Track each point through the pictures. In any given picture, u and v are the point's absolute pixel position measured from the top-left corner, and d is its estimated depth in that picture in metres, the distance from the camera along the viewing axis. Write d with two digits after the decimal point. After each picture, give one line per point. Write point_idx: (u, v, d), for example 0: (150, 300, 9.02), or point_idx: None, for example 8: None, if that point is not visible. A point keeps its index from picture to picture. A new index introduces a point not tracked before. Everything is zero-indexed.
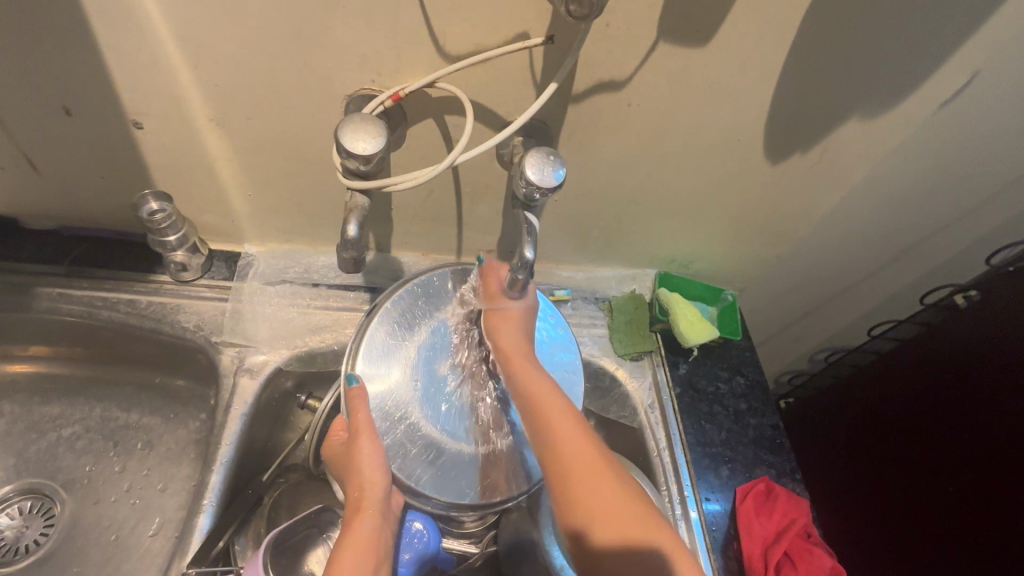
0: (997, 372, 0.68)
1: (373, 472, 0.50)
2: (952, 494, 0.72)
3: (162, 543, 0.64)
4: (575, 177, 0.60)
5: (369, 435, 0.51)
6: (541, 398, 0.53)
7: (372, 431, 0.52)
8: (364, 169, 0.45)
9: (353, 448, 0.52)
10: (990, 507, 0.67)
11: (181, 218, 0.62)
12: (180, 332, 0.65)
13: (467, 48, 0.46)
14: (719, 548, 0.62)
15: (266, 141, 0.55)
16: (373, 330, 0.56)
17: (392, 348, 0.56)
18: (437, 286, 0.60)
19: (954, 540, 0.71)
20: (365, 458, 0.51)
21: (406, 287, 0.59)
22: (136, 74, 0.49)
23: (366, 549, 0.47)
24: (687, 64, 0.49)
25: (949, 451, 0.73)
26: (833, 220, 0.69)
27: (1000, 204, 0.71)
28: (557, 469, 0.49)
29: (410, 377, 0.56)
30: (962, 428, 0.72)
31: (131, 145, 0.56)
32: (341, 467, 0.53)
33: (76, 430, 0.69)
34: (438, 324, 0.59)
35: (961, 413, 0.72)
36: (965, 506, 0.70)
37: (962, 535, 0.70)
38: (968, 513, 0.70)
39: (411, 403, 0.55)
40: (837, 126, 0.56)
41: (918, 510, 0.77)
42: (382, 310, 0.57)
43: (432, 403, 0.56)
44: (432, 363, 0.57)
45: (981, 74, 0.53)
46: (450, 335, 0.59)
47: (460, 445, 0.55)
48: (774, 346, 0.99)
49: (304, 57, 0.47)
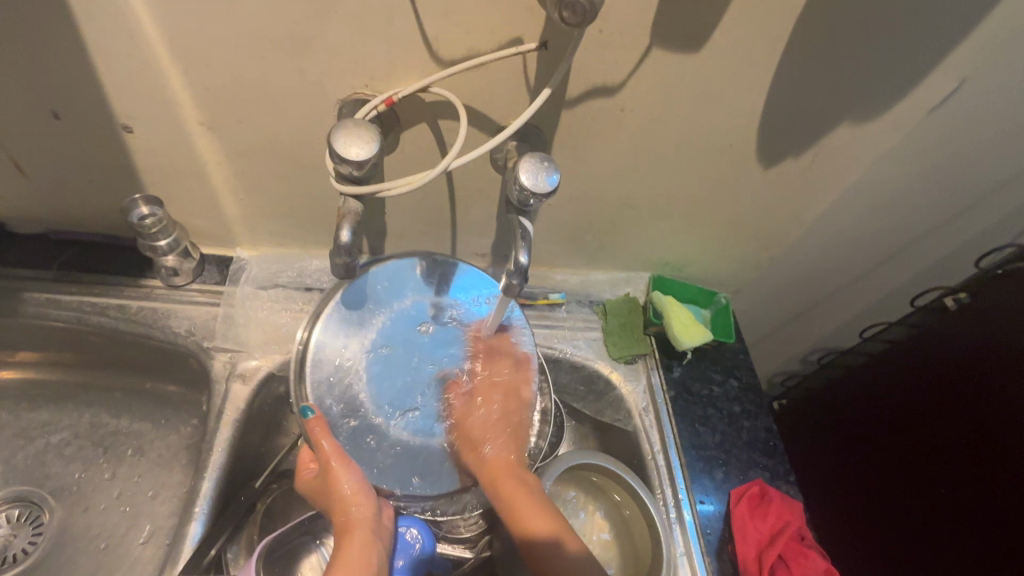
0: (986, 373, 0.69)
1: (355, 496, 0.51)
2: (942, 496, 0.73)
3: (153, 550, 0.63)
4: (569, 181, 0.60)
5: (339, 457, 0.52)
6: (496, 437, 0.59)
7: (340, 453, 0.52)
8: (357, 174, 0.45)
9: (326, 476, 0.52)
10: (980, 508, 0.68)
11: (172, 222, 0.62)
12: (170, 337, 0.64)
13: (461, 52, 0.46)
14: (713, 550, 0.62)
15: (258, 145, 0.54)
16: (318, 328, 0.57)
17: (337, 364, 0.57)
18: (384, 277, 0.60)
19: (945, 543, 0.72)
20: (343, 481, 0.51)
21: (340, 294, 0.59)
22: (126, 77, 0.48)
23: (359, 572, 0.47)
24: (680, 69, 0.49)
25: (940, 453, 0.74)
26: (825, 223, 0.70)
27: (989, 206, 0.72)
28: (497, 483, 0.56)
29: (359, 371, 0.57)
30: (951, 429, 0.72)
31: (121, 149, 0.55)
32: (320, 499, 0.53)
33: (65, 437, 0.68)
34: (387, 315, 0.60)
35: (950, 415, 0.73)
36: (954, 508, 0.71)
37: (953, 538, 0.71)
38: (959, 515, 0.70)
39: (362, 397, 0.57)
40: (829, 131, 0.56)
41: (910, 514, 0.77)
42: (319, 325, 0.57)
43: (382, 394, 0.57)
44: (384, 368, 0.58)
45: (970, 79, 0.53)
46: (395, 336, 0.59)
47: (432, 441, 0.58)
48: (768, 347, 0.99)
49: (296, 61, 0.47)
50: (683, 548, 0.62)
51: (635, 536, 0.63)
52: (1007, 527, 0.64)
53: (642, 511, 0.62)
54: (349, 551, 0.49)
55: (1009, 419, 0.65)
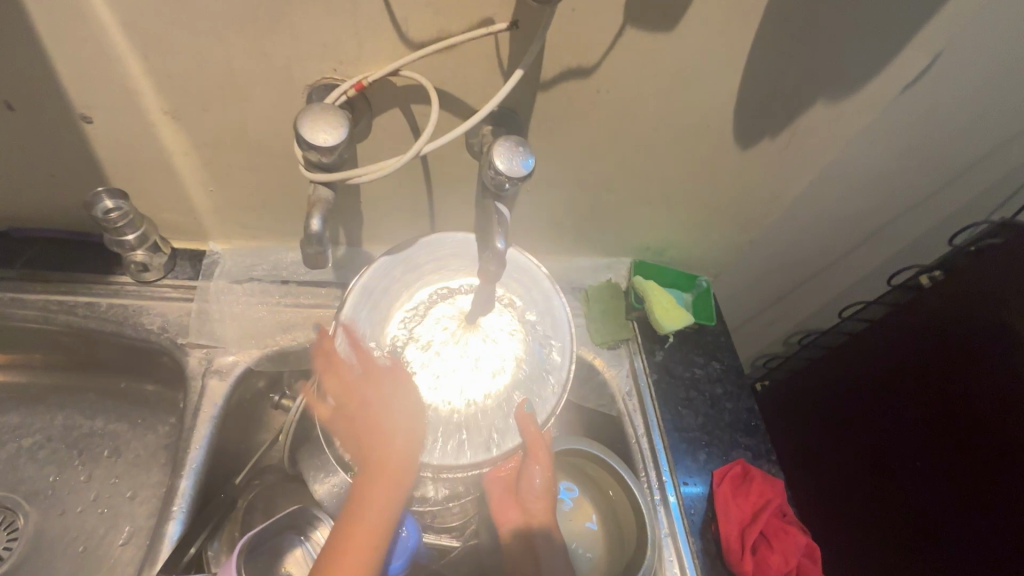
0: (973, 356, 0.69)
1: (415, 444, 0.54)
2: (933, 484, 0.72)
3: (134, 551, 0.62)
4: (546, 166, 0.60)
5: (404, 402, 0.55)
6: (540, 485, 0.57)
7: (406, 399, 0.55)
8: (327, 161, 0.44)
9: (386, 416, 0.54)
10: (972, 494, 0.68)
11: (139, 216, 0.60)
12: (143, 334, 0.63)
13: (431, 34, 0.45)
14: (697, 531, 0.62)
15: (225, 134, 0.53)
16: (375, 272, 0.57)
17: (370, 318, 0.58)
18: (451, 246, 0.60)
19: (938, 531, 0.71)
20: (398, 428, 0.54)
21: (389, 254, 0.58)
22: (81, 65, 0.46)
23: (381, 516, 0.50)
24: (654, 48, 0.48)
25: (930, 440, 0.73)
26: (802, 204, 0.70)
27: (961, 183, 0.73)
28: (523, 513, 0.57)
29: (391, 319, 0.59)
30: (941, 414, 0.72)
31: (81, 141, 0.53)
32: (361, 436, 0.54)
33: (37, 440, 0.67)
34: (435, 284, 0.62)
35: (939, 399, 0.73)
36: (945, 495, 0.71)
37: (946, 526, 0.70)
38: (950, 503, 0.70)
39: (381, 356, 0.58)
40: (804, 111, 0.56)
41: (900, 502, 0.77)
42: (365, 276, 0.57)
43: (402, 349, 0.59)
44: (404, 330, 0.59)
45: (940, 57, 0.54)
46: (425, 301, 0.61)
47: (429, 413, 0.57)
48: (749, 330, 1.00)
49: (261, 46, 0.45)
50: (667, 529, 0.62)
51: (620, 517, 0.64)
52: (998, 512, 0.65)
53: (626, 493, 0.62)
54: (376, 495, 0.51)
55: (999, 403, 0.65)
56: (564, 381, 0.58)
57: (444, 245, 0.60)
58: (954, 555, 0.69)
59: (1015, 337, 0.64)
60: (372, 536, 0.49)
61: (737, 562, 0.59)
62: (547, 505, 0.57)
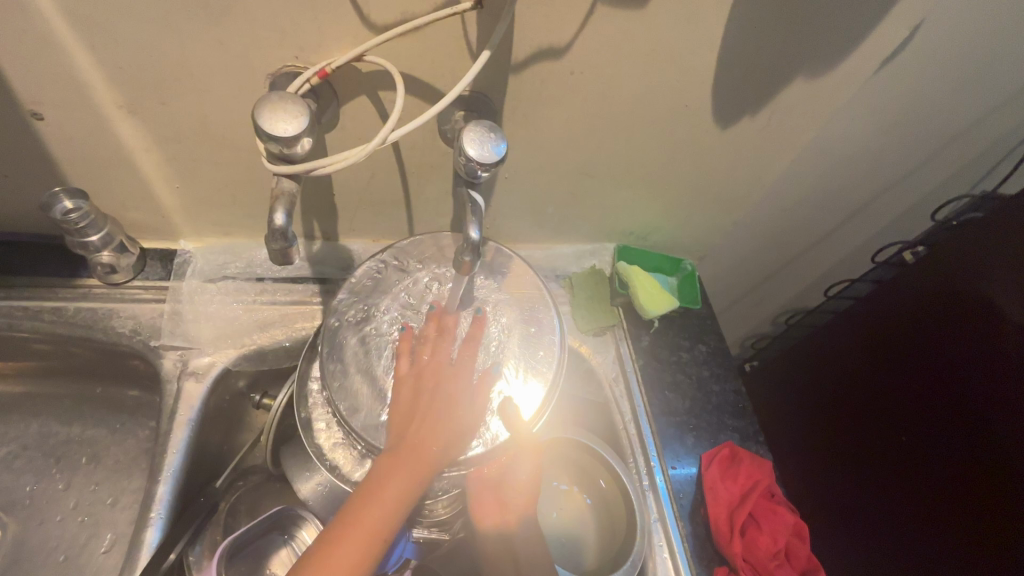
0: (958, 334, 0.69)
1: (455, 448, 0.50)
2: (924, 474, 0.72)
3: (116, 557, 0.61)
4: (524, 152, 0.58)
5: (452, 405, 0.51)
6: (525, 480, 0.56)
7: (459, 401, 0.51)
8: (289, 153, 0.42)
9: (436, 409, 0.50)
10: (962, 486, 0.67)
11: (101, 216, 0.58)
12: (115, 337, 0.61)
13: (394, 16, 0.43)
14: (686, 514, 0.62)
15: (186, 129, 0.51)
16: (361, 279, 0.59)
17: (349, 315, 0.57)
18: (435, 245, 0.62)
19: (930, 525, 0.71)
20: (441, 422, 0.50)
21: (376, 261, 0.61)
22: (24, 58, 0.44)
23: (394, 504, 0.46)
24: (628, 26, 0.47)
25: (921, 424, 0.73)
26: (784, 184, 0.70)
27: (943, 157, 0.73)
28: (505, 510, 0.56)
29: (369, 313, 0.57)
30: (928, 389, 0.72)
31: (33, 139, 0.51)
32: (406, 419, 0.50)
33: (12, 449, 0.65)
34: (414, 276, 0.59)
35: (924, 374, 0.73)
36: (938, 488, 0.70)
37: (943, 518, 0.69)
38: (936, 477, 0.70)
39: (357, 347, 0.56)
40: (783, 88, 0.55)
41: (896, 494, 0.76)
42: (349, 285, 0.59)
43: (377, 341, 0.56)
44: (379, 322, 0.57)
45: (920, 28, 0.53)
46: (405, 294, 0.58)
47: None
48: (737, 312, 1.00)
49: (215, 33, 0.43)
50: (656, 513, 0.62)
51: (610, 504, 0.63)
52: (985, 484, 0.65)
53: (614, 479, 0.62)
54: (390, 483, 0.47)
55: (985, 385, 0.65)
56: (557, 374, 0.57)
57: (424, 244, 0.62)
58: (939, 530, 0.69)
59: (1004, 311, 0.64)
60: (379, 524, 0.46)
61: (727, 545, 0.59)
62: (527, 497, 0.57)
